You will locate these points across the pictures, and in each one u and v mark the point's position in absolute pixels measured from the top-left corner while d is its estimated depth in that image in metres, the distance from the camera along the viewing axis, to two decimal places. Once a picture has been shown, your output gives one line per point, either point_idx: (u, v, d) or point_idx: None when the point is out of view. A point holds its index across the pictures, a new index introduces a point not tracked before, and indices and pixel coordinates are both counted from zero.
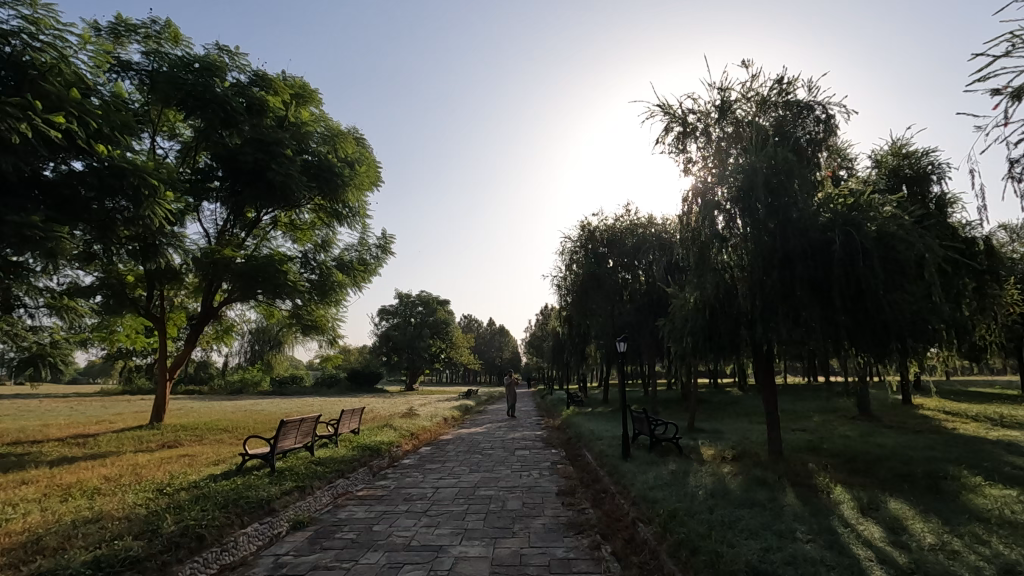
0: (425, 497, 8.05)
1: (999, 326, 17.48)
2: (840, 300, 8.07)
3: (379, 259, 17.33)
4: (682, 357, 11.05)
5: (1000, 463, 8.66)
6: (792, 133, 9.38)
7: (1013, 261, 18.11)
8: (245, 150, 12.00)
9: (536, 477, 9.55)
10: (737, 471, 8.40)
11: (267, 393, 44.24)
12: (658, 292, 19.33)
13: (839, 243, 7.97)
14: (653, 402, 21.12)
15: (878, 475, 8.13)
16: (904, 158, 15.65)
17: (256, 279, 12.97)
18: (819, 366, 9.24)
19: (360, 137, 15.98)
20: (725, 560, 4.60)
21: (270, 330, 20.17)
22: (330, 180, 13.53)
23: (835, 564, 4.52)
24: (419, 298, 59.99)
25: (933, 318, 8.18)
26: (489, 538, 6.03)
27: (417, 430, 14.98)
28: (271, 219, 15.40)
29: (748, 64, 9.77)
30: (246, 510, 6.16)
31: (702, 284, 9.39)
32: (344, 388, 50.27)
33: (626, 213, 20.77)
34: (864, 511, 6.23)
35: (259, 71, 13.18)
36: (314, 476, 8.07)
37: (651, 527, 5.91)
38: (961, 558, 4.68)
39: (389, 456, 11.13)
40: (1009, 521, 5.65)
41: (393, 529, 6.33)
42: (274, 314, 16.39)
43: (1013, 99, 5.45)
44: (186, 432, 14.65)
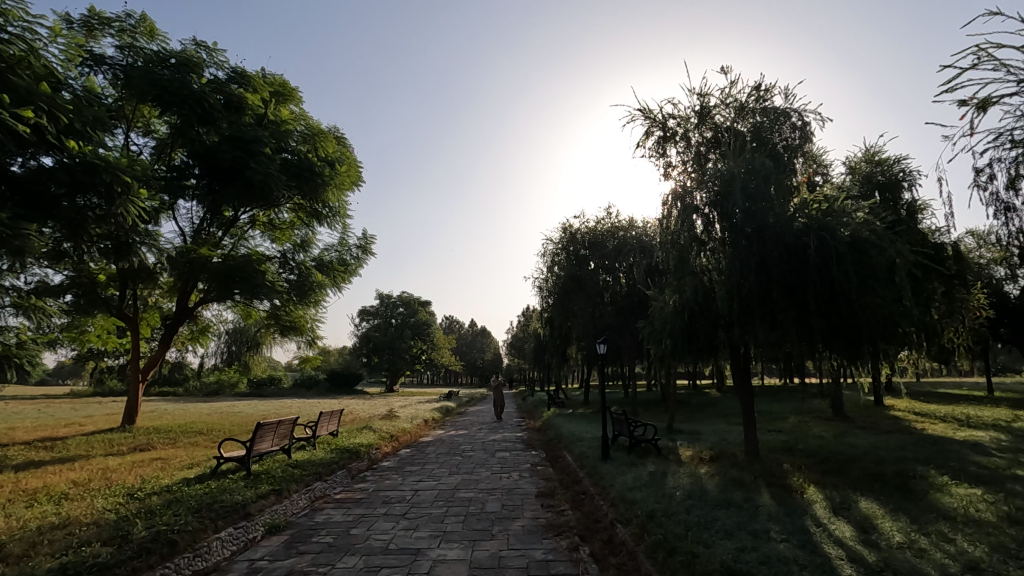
0: (404, 499, 8.01)
1: (967, 329, 18.00)
2: (814, 304, 8.22)
3: (360, 259, 17.16)
4: (662, 359, 11.16)
5: (966, 462, 8.90)
6: (769, 139, 9.57)
7: (980, 266, 18.71)
8: (223, 148, 11.79)
9: (515, 479, 9.54)
10: (714, 471, 8.52)
11: (245, 394, 43.50)
12: (639, 295, 19.48)
13: (814, 248, 8.16)
14: (633, 403, 21.31)
15: (850, 475, 8.30)
16: (876, 166, 16.08)
17: (233, 279, 12.78)
18: (794, 368, 9.41)
19: (341, 137, 15.81)
20: (700, 560, 4.66)
21: (248, 331, 19.84)
22: (310, 180, 13.38)
23: (807, 564, 4.60)
24: (400, 299, 59.60)
25: (903, 322, 8.40)
26: (468, 540, 6.01)
27: (397, 432, 14.87)
28: (249, 218, 15.14)
29: (727, 71, 9.92)
30: (220, 515, 6.04)
31: (681, 287, 9.49)
32: (323, 389, 49.73)
33: (608, 215, 20.93)
34: (836, 511, 6.35)
35: (238, 67, 12.97)
36: (291, 479, 7.97)
37: (629, 527, 5.96)
38: (927, 556, 4.81)
39: (368, 458, 11.06)
40: (974, 520, 5.80)
41: (371, 533, 6.28)
42: (251, 314, 16.13)
43: (978, 110, 5.67)
44: (159, 435, 14.34)
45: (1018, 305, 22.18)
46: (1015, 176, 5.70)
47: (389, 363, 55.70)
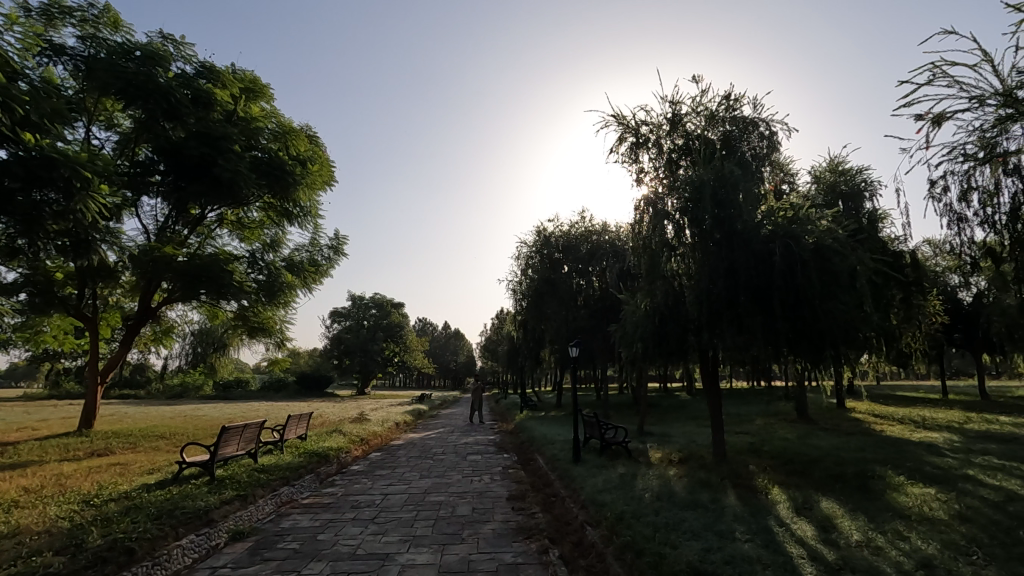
0: (374, 504, 7.92)
1: (923, 334, 18.70)
2: (780, 309, 8.43)
3: (331, 260, 16.90)
4: (633, 362, 11.32)
5: (921, 463, 9.24)
6: (737, 147, 9.80)
7: (936, 273, 19.50)
8: (189, 144, 11.45)
9: (487, 483, 9.51)
10: (682, 473, 8.68)
11: (210, 398, 42.25)
12: (611, 298, 19.68)
13: (780, 254, 8.34)
14: (605, 405, 21.49)
15: (813, 476, 8.53)
16: (840, 175, 16.60)
17: (200, 278, 12.43)
18: (760, 372, 9.62)
19: (314, 136, 15.55)
20: (667, 561, 4.73)
21: (214, 332, 19.33)
22: (280, 179, 13.12)
23: (770, 563, 4.71)
24: (372, 300, 58.87)
25: (863, 327, 8.67)
26: (438, 544, 5.97)
27: (368, 435, 14.69)
28: (217, 217, 14.71)
29: (699, 80, 10.11)
30: (181, 522, 5.87)
31: (652, 291, 9.64)
32: (293, 392, 48.74)
33: (581, 219, 21.09)
34: (799, 510, 6.52)
35: (206, 62, 12.67)
36: (257, 484, 7.79)
37: (598, 529, 6.01)
38: (884, 553, 4.98)
39: (337, 462, 10.88)
40: (928, 518, 6.03)
41: (338, 538, 6.18)
42: (218, 314, 15.70)
43: (933, 125, 5.91)
44: (118, 439, 13.84)
45: (970, 311, 23.19)
46: (966, 188, 5.95)
47: (360, 366, 54.95)
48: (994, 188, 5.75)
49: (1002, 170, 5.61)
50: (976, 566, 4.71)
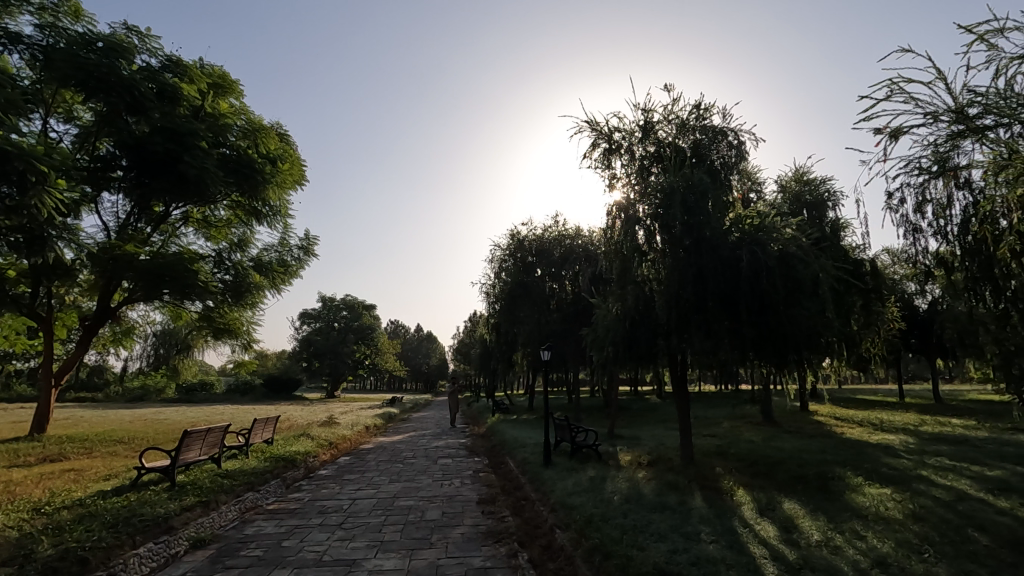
0: (341, 509, 7.79)
1: (882, 339, 19.38)
2: (746, 314, 8.62)
3: (301, 260, 16.58)
4: (604, 366, 11.43)
5: (879, 464, 9.56)
6: (706, 156, 10.01)
7: (893, 281, 20.26)
8: (154, 139, 11.09)
9: (457, 487, 9.47)
10: (651, 475, 8.78)
11: (172, 401, 41.01)
12: (584, 302, 19.86)
13: (746, 261, 8.52)
14: (576, 408, 21.66)
15: (777, 478, 8.75)
16: (805, 185, 17.11)
17: (163, 278, 12.06)
18: (727, 376, 9.81)
19: (285, 133, 15.23)
20: (635, 563, 4.79)
21: (178, 333, 18.76)
22: (249, 177, 12.83)
23: (734, 563, 4.81)
24: (343, 302, 57.99)
25: (825, 333, 8.92)
26: (406, 550, 5.91)
27: (337, 439, 14.46)
28: (181, 214, 14.25)
29: (670, 88, 10.29)
30: (138, 530, 5.67)
31: (623, 295, 9.79)
32: (259, 396, 47.68)
33: (555, 223, 21.22)
34: (762, 511, 6.69)
35: (172, 56, 12.29)
36: (220, 490, 7.57)
37: (568, 532, 6.03)
38: (842, 552, 5.13)
39: (304, 467, 10.67)
40: (883, 517, 6.26)
41: (304, 545, 6.06)
42: (181, 315, 15.23)
43: (890, 139, 6.11)
44: (73, 444, 13.29)
45: (925, 318, 24.16)
46: (921, 200, 6.18)
47: (330, 369, 54.04)
48: (947, 200, 5.98)
49: (954, 183, 5.85)
50: (928, 563, 4.89)
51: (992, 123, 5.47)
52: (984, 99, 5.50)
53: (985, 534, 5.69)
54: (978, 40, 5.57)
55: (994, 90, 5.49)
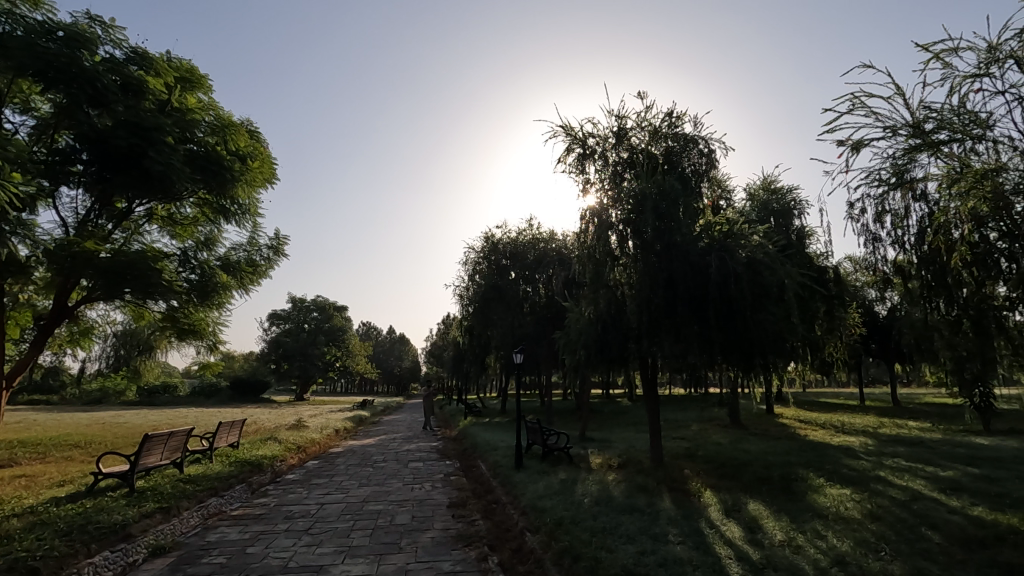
0: (308, 514, 7.65)
1: (844, 344, 20.00)
2: (714, 319, 8.80)
3: (270, 260, 16.24)
4: (576, 370, 11.53)
5: (839, 466, 9.87)
6: (678, 164, 10.20)
7: (855, 289, 20.92)
8: (116, 133, 10.73)
9: (427, 490, 9.39)
10: (621, 478, 8.87)
11: (132, 404, 39.64)
12: (557, 306, 19.97)
13: (715, 266, 8.71)
14: (548, 411, 21.73)
15: (742, 479, 8.94)
16: (772, 194, 17.58)
17: (124, 277, 11.67)
18: (696, 380, 9.98)
19: (255, 130, 14.90)
20: (603, 565, 4.83)
21: (139, 333, 18.13)
22: (218, 174, 12.55)
23: (700, 564, 4.90)
24: (314, 303, 56.98)
25: (790, 337, 9.15)
26: (375, 554, 5.84)
27: (306, 443, 14.20)
28: (145, 211, 13.77)
29: (643, 96, 10.44)
30: (94, 537, 5.46)
31: (595, 299, 9.92)
32: (225, 399, 46.48)
33: (529, 226, 21.30)
34: (728, 512, 6.83)
35: (137, 48, 11.92)
36: (181, 496, 7.35)
37: (538, 535, 6.05)
38: (803, 551, 5.28)
39: (271, 471, 10.44)
40: (843, 517, 6.46)
41: (269, 551, 5.94)
42: (144, 315, 14.70)
43: (852, 151, 6.33)
44: (25, 449, 12.70)
45: (884, 323, 25.03)
46: (880, 210, 6.42)
47: (299, 371, 53.07)
48: (904, 211, 6.22)
49: (911, 195, 6.09)
50: (884, 561, 5.06)
51: (946, 137, 5.72)
52: (939, 115, 5.75)
53: (938, 532, 5.92)
54: (934, 58, 5.83)
55: (948, 107, 5.74)
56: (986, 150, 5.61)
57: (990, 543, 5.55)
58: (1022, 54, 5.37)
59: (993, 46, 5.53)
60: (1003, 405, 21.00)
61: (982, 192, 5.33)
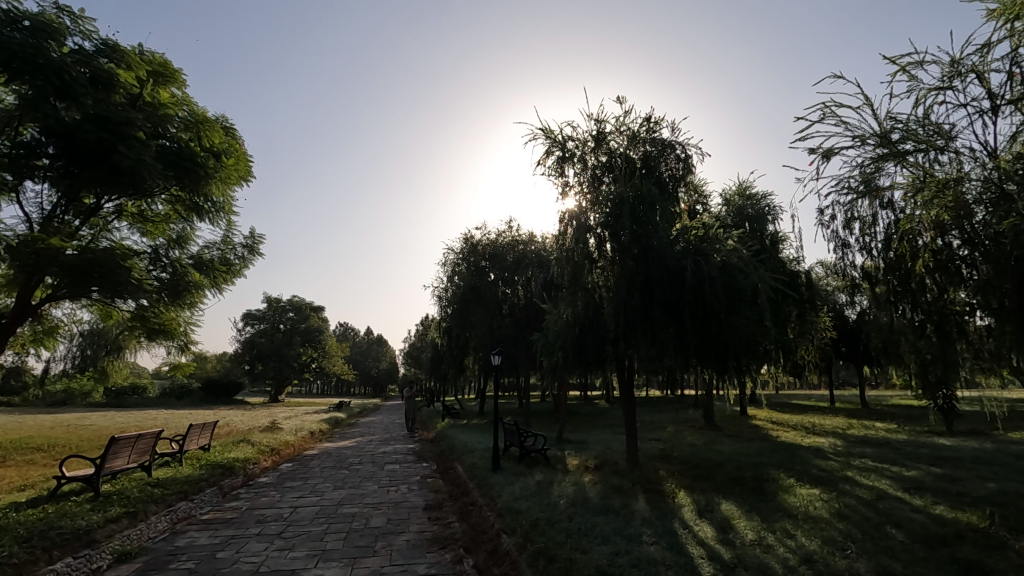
0: (281, 518, 7.53)
1: (815, 347, 20.47)
2: (689, 322, 8.93)
3: (245, 259, 15.91)
4: (554, 371, 11.60)
5: (808, 466, 10.11)
6: (655, 168, 10.33)
7: (826, 293, 21.42)
8: (85, 127, 10.30)
9: (403, 493, 9.32)
10: (597, 479, 8.94)
11: (99, 406, 38.50)
12: (535, 308, 20.02)
13: (690, 270, 8.84)
14: (526, 412, 21.78)
15: (715, 480, 9.09)
16: (747, 200, 17.91)
17: (91, 274, 11.33)
18: (672, 381, 10.09)
19: (230, 126, 14.60)
20: (578, 566, 4.86)
21: (107, 333, 17.61)
22: (190, 171, 12.29)
23: (672, 564, 4.96)
24: (290, 303, 56.06)
25: (762, 341, 9.33)
26: (349, 558, 5.77)
27: (280, 445, 13.99)
28: (115, 207, 13.36)
29: (622, 101, 10.55)
30: (55, 544, 5.30)
31: (573, 301, 10.00)
32: (196, 400, 45.47)
33: (508, 228, 21.32)
34: (701, 512, 6.93)
35: (108, 40, 11.61)
36: (149, 500, 7.17)
37: (514, 537, 6.06)
38: (772, 551, 5.38)
39: (243, 474, 10.24)
40: (811, 516, 6.61)
41: (240, 556, 5.83)
42: (112, 314, 14.27)
43: (822, 159, 6.49)
44: None
45: (853, 327, 25.71)
46: (849, 217, 6.59)
47: (274, 372, 52.17)
48: (872, 218, 6.40)
49: (878, 203, 6.26)
50: (850, 559, 5.19)
51: (911, 147, 5.90)
52: (905, 126, 5.94)
53: (901, 530, 6.10)
54: (900, 71, 6.02)
55: (913, 118, 5.93)
56: (950, 160, 5.79)
57: (951, 541, 5.73)
58: (982, 69, 5.58)
59: (955, 60, 5.73)
60: (965, 406, 21.77)
61: (944, 202, 5.52)
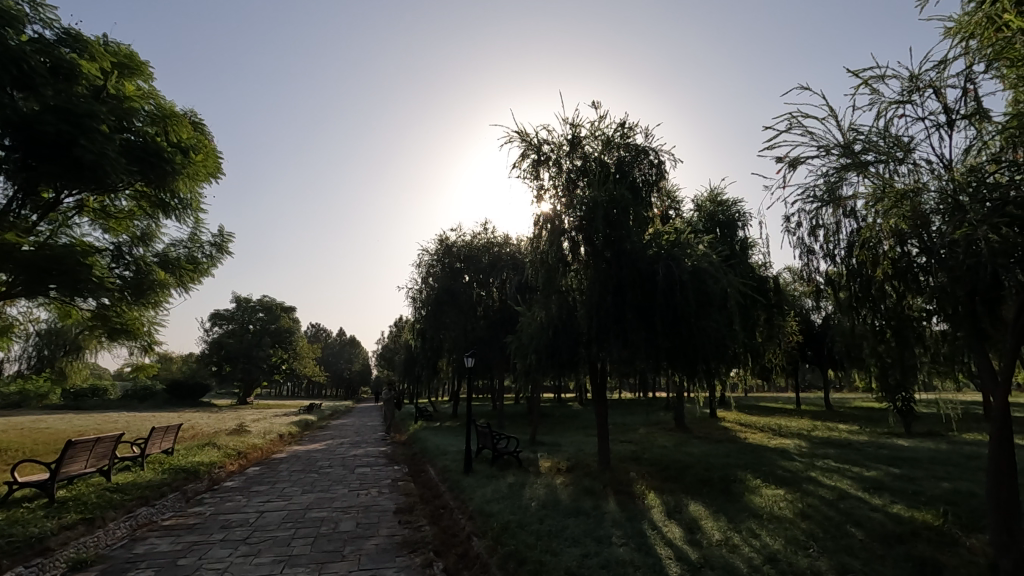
0: (247, 523, 7.36)
1: (783, 351, 20.96)
2: (660, 325, 9.04)
3: (214, 258, 15.42)
4: (527, 374, 11.63)
5: (774, 467, 10.37)
6: (629, 173, 10.46)
7: (794, 298, 21.96)
8: (44, 119, 9.88)
9: (374, 497, 9.21)
10: (568, 481, 8.99)
11: (56, 409, 36.99)
12: (510, 310, 20.03)
13: (662, 274, 8.97)
14: (499, 414, 21.78)
15: (685, 481, 9.23)
16: (718, 206, 18.27)
17: (49, 272, 10.92)
18: (644, 384, 10.20)
19: (199, 121, 14.24)
20: (547, 568, 4.88)
21: (66, 333, 16.95)
22: (156, 166, 11.99)
23: (641, 564, 5.02)
24: (260, 303, 54.82)
25: (731, 345, 9.51)
26: (316, 563, 5.68)
27: (247, 449, 13.67)
28: (75, 203, 12.81)
29: (597, 106, 10.65)
30: (5, 553, 5.08)
31: (547, 304, 10.06)
32: (160, 402, 44.14)
33: (483, 230, 21.32)
34: (670, 513, 7.03)
35: (69, 30, 11.19)
36: (107, 506, 6.93)
37: (484, 540, 6.04)
38: (738, 550, 5.49)
39: (208, 479, 9.97)
40: (776, 516, 6.78)
41: (202, 562, 5.68)
42: (70, 314, 13.72)
43: (788, 167, 6.66)
44: None
45: (819, 331, 26.40)
46: (814, 225, 6.76)
47: (242, 373, 51.04)
48: (836, 226, 6.59)
49: (842, 212, 6.45)
50: (812, 558, 5.33)
51: (872, 158, 6.10)
52: (867, 137, 6.14)
53: (861, 529, 6.29)
54: (863, 84, 6.22)
55: (875, 130, 6.13)
56: (909, 171, 6.00)
57: (907, 538, 5.94)
58: (939, 85, 5.80)
59: (914, 76, 5.96)
60: (922, 409, 22.70)
61: (902, 212, 5.74)
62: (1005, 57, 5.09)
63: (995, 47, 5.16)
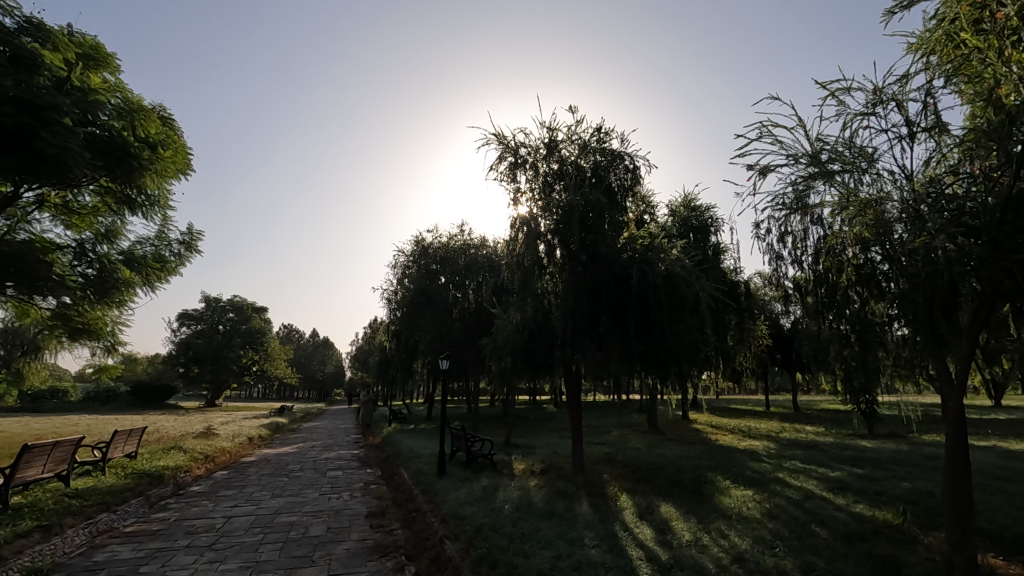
0: (213, 528, 7.18)
1: (753, 354, 21.41)
2: (634, 328, 9.14)
3: (182, 256, 14.94)
4: (502, 376, 11.63)
5: (744, 468, 10.56)
6: (605, 177, 10.55)
7: (764, 302, 22.49)
8: (3, 109, 9.41)
9: (345, 500, 9.08)
10: (542, 483, 9.02)
11: (12, 411, 35.46)
12: (485, 312, 20.01)
13: (636, 278, 9.09)
14: (474, 417, 21.72)
15: (656, 482, 9.34)
16: (692, 211, 18.59)
17: (5, 268, 10.44)
18: (617, 387, 10.28)
19: (168, 116, 13.89)
20: (518, 571, 4.87)
21: (24, 332, 16.31)
22: (122, 161, 11.66)
23: (612, 566, 5.05)
24: (230, 303, 53.65)
25: (704, 348, 9.66)
26: (285, 569, 5.58)
27: (215, 452, 13.36)
28: (35, 198, 12.30)
29: (574, 110, 10.72)
30: None
31: (523, 306, 10.10)
32: (123, 405, 42.73)
33: (460, 232, 21.30)
34: (642, 515, 7.09)
35: (32, 19, 10.81)
36: (65, 512, 6.69)
37: (457, 543, 6.01)
38: (707, 551, 5.58)
39: (173, 483, 9.70)
40: (744, 516, 6.92)
41: (165, 569, 5.53)
42: (29, 312, 13.21)
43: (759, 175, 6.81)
44: None
45: (787, 335, 27.09)
46: (784, 231, 6.93)
47: (211, 375, 49.78)
48: (803, 233, 6.76)
49: (809, 219, 6.63)
50: (778, 557, 5.45)
51: (838, 168, 6.29)
52: (833, 147, 6.32)
53: (825, 528, 6.46)
54: (831, 95, 6.40)
55: (841, 140, 6.32)
56: (872, 180, 6.21)
57: (868, 537, 6.12)
58: (902, 98, 6.01)
59: (878, 89, 6.16)
60: (884, 410, 23.52)
61: (866, 220, 5.94)
62: (963, 73, 5.31)
63: (954, 64, 5.37)
